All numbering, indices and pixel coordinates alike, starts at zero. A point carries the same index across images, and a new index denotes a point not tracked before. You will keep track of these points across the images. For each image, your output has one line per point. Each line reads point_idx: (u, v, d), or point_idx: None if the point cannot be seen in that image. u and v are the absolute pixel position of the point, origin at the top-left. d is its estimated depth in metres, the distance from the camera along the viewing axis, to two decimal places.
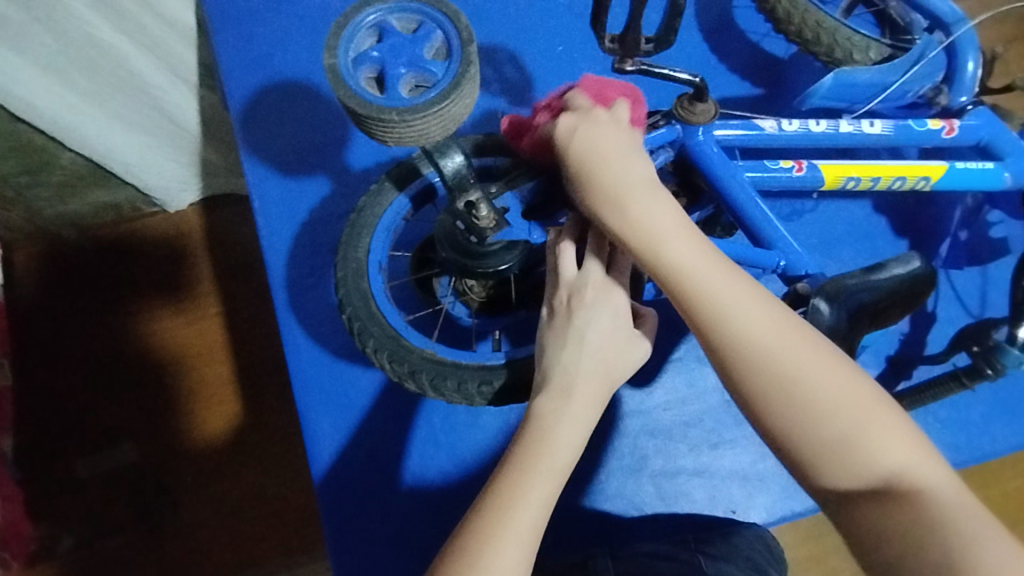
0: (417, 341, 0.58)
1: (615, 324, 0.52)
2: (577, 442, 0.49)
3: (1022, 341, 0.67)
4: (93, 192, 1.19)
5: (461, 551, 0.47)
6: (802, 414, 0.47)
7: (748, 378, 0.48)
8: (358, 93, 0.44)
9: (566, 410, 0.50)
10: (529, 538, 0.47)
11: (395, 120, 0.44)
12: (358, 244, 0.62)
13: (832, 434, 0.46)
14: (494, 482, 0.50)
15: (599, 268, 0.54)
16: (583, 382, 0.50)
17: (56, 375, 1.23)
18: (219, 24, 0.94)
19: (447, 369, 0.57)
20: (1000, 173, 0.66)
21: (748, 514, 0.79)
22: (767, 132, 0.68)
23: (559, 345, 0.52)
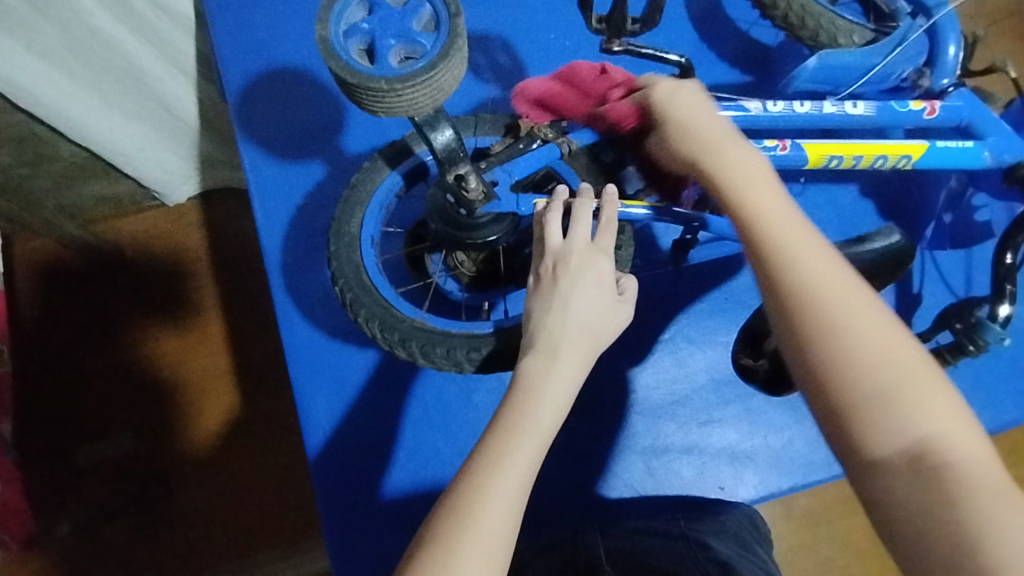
0: (407, 311, 0.61)
1: (599, 289, 0.56)
2: (563, 400, 0.52)
3: (1005, 317, 0.69)
4: (93, 183, 1.21)
5: (451, 509, 0.48)
6: (852, 356, 0.48)
7: (814, 311, 0.50)
8: (348, 64, 0.46)
9: (552, 369, 0.52)
10: (517, 494, 0.49)
11: (384, 89, 0.46)
12: (350, 220, 0.64)
13: (875, 384, 0.47)
14: (483, 441, 0.51)
15: (583, 236, 0.58)
16: (568, 343, 0.54)
17: (55, 364, 1.24)
18: (216, 13, 0.95)
19: (437, 338, 0.60)
20: (979, 152, 0.68)
21: (737, 491, 0.81)
22: (753, 113, 0.70)
23: (545, 310, 0.56)
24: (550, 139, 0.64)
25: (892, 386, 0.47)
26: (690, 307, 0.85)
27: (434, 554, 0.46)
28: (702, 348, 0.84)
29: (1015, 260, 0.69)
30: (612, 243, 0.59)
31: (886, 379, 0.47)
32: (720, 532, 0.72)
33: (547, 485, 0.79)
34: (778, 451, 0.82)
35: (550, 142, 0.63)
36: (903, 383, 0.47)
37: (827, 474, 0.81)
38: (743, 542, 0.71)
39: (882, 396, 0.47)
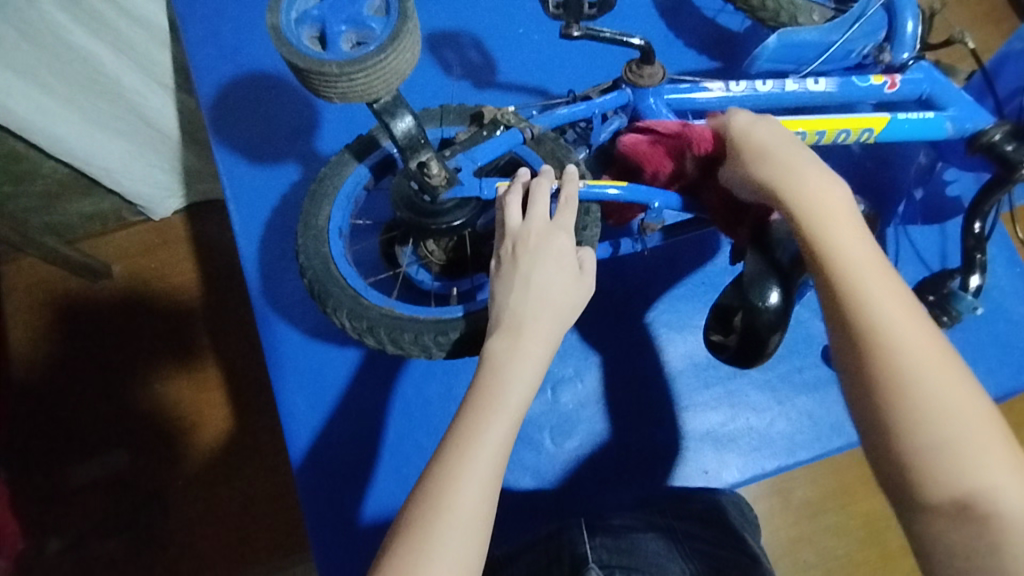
0: (375, 299, 0.62)
1: (560, 264, 0.57)
2: (530, 377, 0.52)
3: (975, 288, 0.69)
4: (76, 201, 1.22)
5: (425, 493, 0.48)
6: (904, 366, 0.47)
7: (872, 312, 0.49)
8: (299, 50, 0.47)
9: (517, 346, 0.53)
10: (492, 472, 0.49)
11: (335, 73, 0.46)
12: (318, 213, 0.64)
13: (938, 437, 0.45)
14: (454, 426, 0.51)
15: (541, 215, 0.59)
16: (532, 320, 0.55)
17: (44, 381, 1.24)
18: (189, 23, 0.96)
19: (405, 324, 0.61)
20: (941, 122, 0.68)
21: (720, 475, 0.80)
22: (715, 94, 0.70)
23: (508, 289, 0.57)
24: (513, 124, 0.64)
25: (942, 405, 0.46)
26: (668, 293, 0.86)
27: (409, 539, 0.46)
28: (681, 333, 0.85)
29: (983, 229, 0.69)
30: (572, 220, 0.60)
31: (937, 397, 0.46)
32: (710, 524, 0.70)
33: (531, 476, 0.79)
34: (760, 432, 0.82)
35: (513, 127, 0.64)
36: (951, 407, 0.46)
37: (810, 455, 0.81)
38: (731, 531, 0.70)
39: (928, 410, 0.46)
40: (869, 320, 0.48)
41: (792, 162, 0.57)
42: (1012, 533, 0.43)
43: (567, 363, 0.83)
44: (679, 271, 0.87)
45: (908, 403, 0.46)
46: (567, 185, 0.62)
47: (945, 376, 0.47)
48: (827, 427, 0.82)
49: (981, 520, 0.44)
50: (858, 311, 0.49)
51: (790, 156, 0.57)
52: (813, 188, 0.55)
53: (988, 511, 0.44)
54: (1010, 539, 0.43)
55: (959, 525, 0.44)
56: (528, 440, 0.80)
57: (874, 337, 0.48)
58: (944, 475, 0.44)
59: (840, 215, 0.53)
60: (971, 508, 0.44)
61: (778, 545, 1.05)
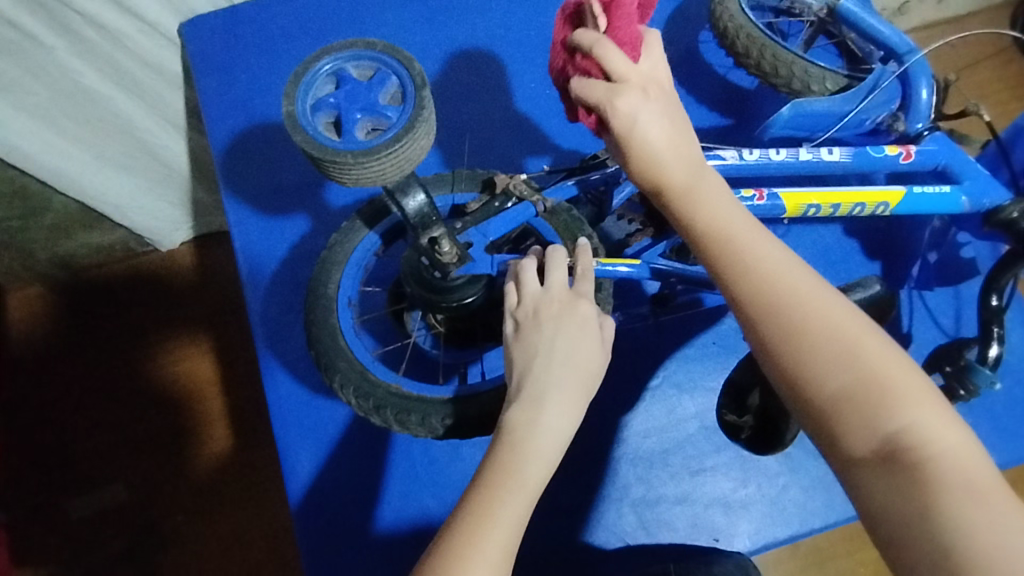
0: (383, 375, 0.61)
1: (583, 332, 0.56)
2: (549, 453, 0.51)
3: (994, 360, 0.68)
4: (85, 234, 1.21)
5: (431, 574, 0.46)
6: (795, 319, 0.49)
7: (750, 277, 0.51)
8: (314, 138, 0.47)
9: (539, 418, 0.52)
10: (505, 554, 0.47)
11: (349, 162, 0.46)
12: (327, 282, 0.64)
13: (836, 386, 0.47)
14: (466, 502, 0.49)
15: (561, 281, 0.59)
16: (555, 390, 0.53)
17: (46, 414, 1.23)
18: (202, 71, 0.97)
19: (413, 403, 0.60)
20: (957, 196, 0.68)
21: (731, 542, 0.78)
22: (728, 162, 0.69)
23: (529, 356, 0.55)
24: (525, 197, 0.64)
25: (833, 350, 0.47)
26: (679, 353, 0.85)
27: None
28: (692, 395, 0.83)
29: (1000, 303, 0.68)
30: (591, 288, 0.60)
31: (832, 350, 0.47)
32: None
33: (540, 540, 0.77)
34: (772, 499, 0.80)
35: (526, 200, 0.63)
36: (850, 353, 0.47)
37: (823, 523, 0.79)
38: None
39: (827, 366, 0.47)
40: (773, 296, 0.50)
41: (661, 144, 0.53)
42: (950, 483, 0.43)
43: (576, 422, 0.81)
44: (690, 330, 0.86)
45: (801, 348, 0.48)
46: (581, 256, 0.62)
47: (833, 319, 0.49)
48: (841, 495, 0.80)
49: (910, 468, 0.44)
50: (735, 276, 0.51)
51: (661, 139, 0.53)
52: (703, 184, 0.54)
53: (917, 452, 0.44)
54: (944, 475, 0.43)
55: (884, 474, 0.45)
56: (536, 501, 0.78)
57: (762, 299, 0.50)
58: (856, 419, 0.46)
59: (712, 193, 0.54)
60: (894, 452, 0.45)
61: None
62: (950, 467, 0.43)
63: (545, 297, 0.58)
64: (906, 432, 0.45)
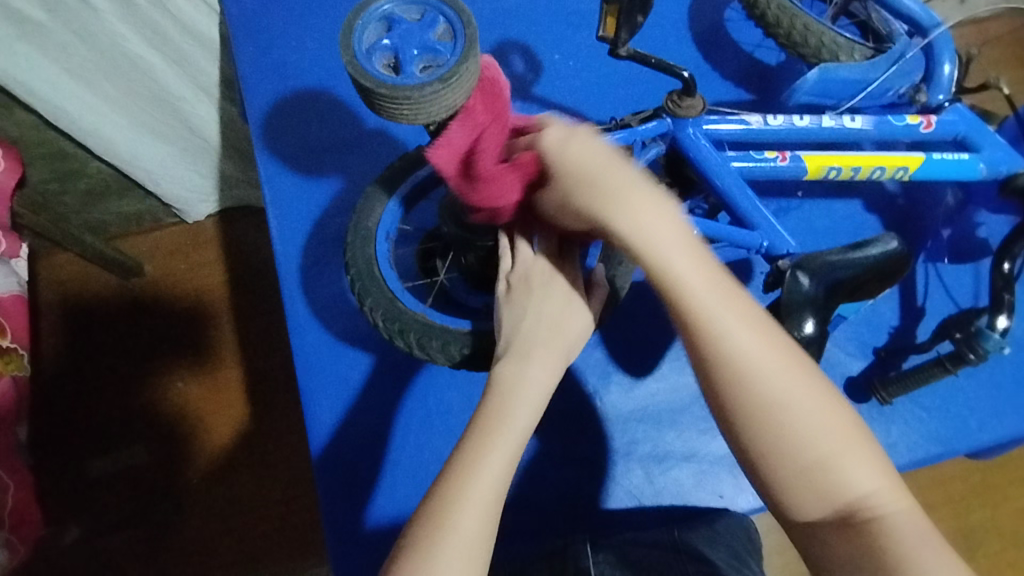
0: (410, 303, 0.63)
1: (568, 296, 0.59)
2: (536, 401, 0.54)
3: (1003, 327, 0.71)
4: (117, 201, 1.26)
5: (429, 513, 0.49)
6: (769, 394, 0.50)
7: (710, 341, 0.50)
8: (382, 80, 0.49)
9: (525, 371, 0.54)
10: (495, 496, 0.50)
11: (415, 98, 0.49)
12: (370, 214, 0.67)
13: (812, 456, 0.49)
14: (461, 448, 0.52)
15: (549, 247, 0.61)
16: (538, 349, 0.56)
17: (76, 373, 1.27)
18: (240, 41, 1.01)
19: (435, 332, 0.62)
20: (976, 164, 0.70)
21: (737, 500, 0.81)
22: (754, 126, 0.72)
23: (517, 317, 0.58)
24: None
25: (805, 430, 0.50)
26: None
27: (414, 558, 0.47)
28: None
29: (1012, 269, 0.71)
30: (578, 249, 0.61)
31: (815, 443, 0.49)
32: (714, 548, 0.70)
33: (553, 491, 0.80)
34: None
35: None
36: (820, 433, 0.50)
37: None
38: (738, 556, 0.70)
39: (799, 450, 0.49)
40: (766, 400, 0.50)
41: (618, 187, 0.50)
42: (899, 540, 0.49)
43: (589, 375, 0.84)
44: None
45: (767, 422, 0.50)
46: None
47: (807, 394, 0.50)
48: None
49: (864, 528, 0.49)
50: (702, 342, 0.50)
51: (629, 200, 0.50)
52: (648, 223, 0.50)
53: (872, 518, 0.49)
54: (900, 539, 0.49)
55: (842, 535, 0.50)
56: (551, 456, 0.81)
57: (741, 379, 0.50)
58: (818, 497, 0.50)
59: (670, 243, 0.50)
60: (854, 518, 0.49)
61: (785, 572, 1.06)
62: (902, 526, 0.49)
63: (533, 261, 0.60)
64: (863, 502, 0.49)
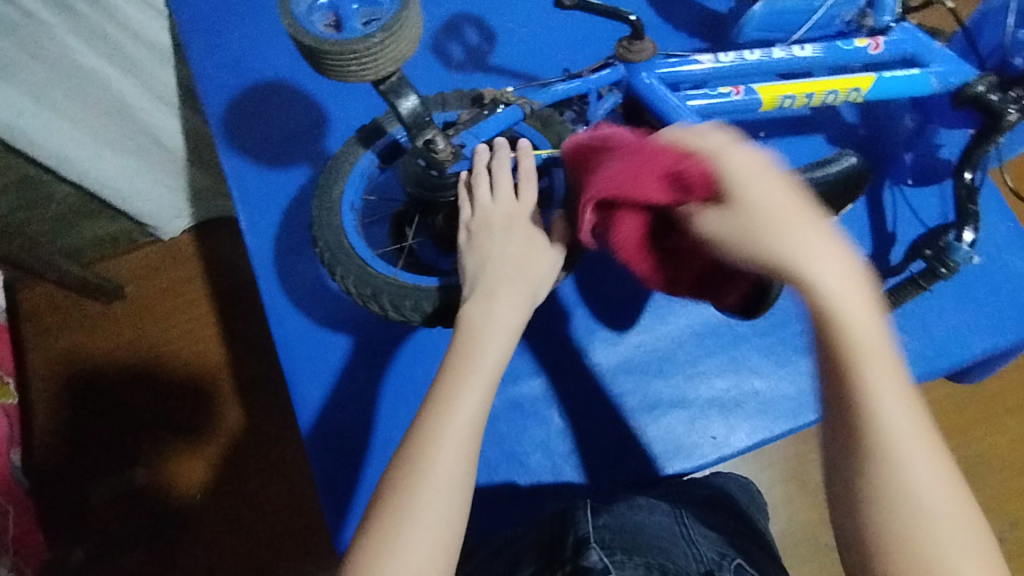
0: (381, 268, 0.63)
1: (529, 239, 0.60)
2: (505, 335, 0.54)
3: (970, 240, 0.72)
4: (90, 223, 1.24)
5: (406, 454, 0.49)
6: (897, 440, 0.43)
7: (863, 367, 0.44)
8: (327, 37, 0.49)
9: (493, 307, 0.55)
10: (473, 427, 0.50)
11: (365, 47, 0.49)
12: (332, 187, 0.67)
13: (917, 522, 0.42)
14: (436, 387, 0.52)
15: (507, 195, 0.62)
16: (504, 286, 0.57)
17: (69, 403, 1.26)
18: (194, 42, 1.00)
19: (407, 291, 0.62)
20: (927, 78, 0.70)
21: (729, 440, 0.81)
22: (705, 65, 0.73)
23: (480, 260, 0.59)
24: (513, 101, 0.67)
25: (920, 496, 0.42)
26: None
27: (394, 494, 0.48)
28: (683, 305, 0.86)
29: (973, 177, 0.72)
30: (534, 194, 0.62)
31: (934, 530, 0.42)
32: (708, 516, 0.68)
33: (551, 453, 0.80)
34: (767, 395, 0.83)
35: (514, 103, 0.66)
36: (935, 505, 0.42)
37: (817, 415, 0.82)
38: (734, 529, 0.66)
39: (904, 511, 0.42)
40: (902, 464, 0.43)
41: (774, 215, 0.46)
42: None
43: (574, 336, 0.84)
44: None
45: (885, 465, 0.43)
46: (525, 159, 0.63)
47: (933, 465, 0.43)
48: None
49: None
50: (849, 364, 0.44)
51: (776, 201, 0.47)
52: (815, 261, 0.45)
53: None
54: None
55: None
56: (544, 418, 0.81)
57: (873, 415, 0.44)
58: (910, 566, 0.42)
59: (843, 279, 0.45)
60: None
61: (794, 518, 1.06)
62: None
63: (492, 208, 0.61)
64: None
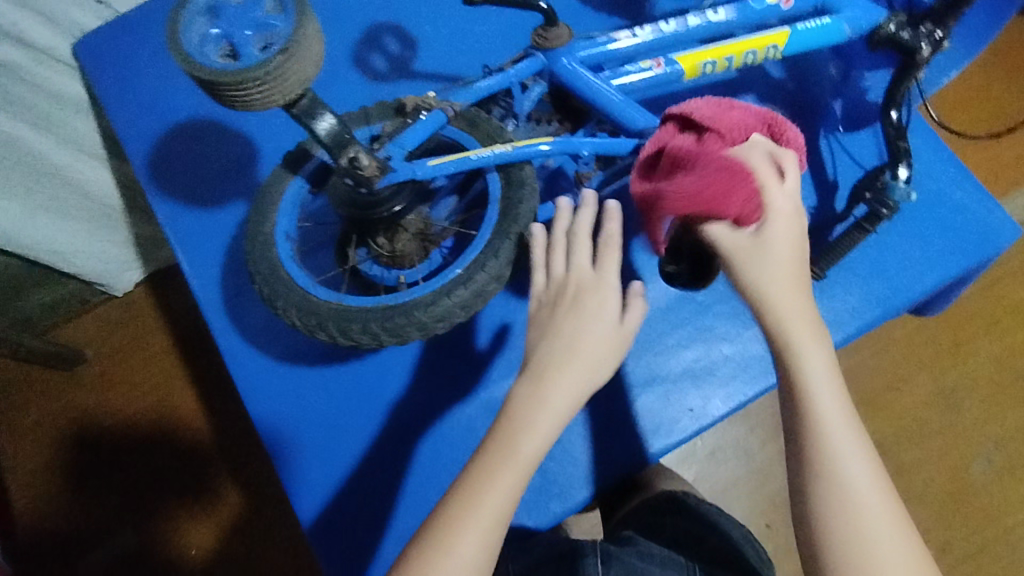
0: (323, 295, 0.61)
1: (606, 316, 0.56)
2: (558, 416, 0.52)
3: (905, 177, 0.74)
4: (35, 292, 1.14)
5: (432, 530, 0.49)
6: (834, 436, 0.49)
7: (802, 371, 0.51)
8: (225, 68, 0.48)
9: (543, 386, 0.53)
10: (501, 516, 0.49)
11: (266, 73, 0.48)
12: (264, 220, 0.65)
13: (856, 508, 0.47)
14: (471, 467, 0.51)
15: (583, 263, 0.59)
16: (573, 361, 0.54)
17: (46, 483, 1.18)
18: (105, 89, 0.96)
19: (352, 314, 0.60)
20: (838, 25, 0.70)
21: (707, 409, 0.81)
22: (623, 43, 0.72)
23: (545, 338, 0.55)
24: (434, 107, 0.65)
25: (857, 485, 0.48)
26: (629, 246, 0.87)
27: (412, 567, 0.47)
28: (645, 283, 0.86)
29: (899, 117, 0.73)
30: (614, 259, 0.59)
31: (873, 518, 0.47)
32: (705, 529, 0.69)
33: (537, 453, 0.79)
34: (738, 359, 0.83)
35: (435, 108, 0.65)
36: (873, 495, 0.47)
37: None
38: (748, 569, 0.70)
39: (845, 504, 0.47)
40: (840, 460, 0.48)
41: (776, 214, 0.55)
42: None
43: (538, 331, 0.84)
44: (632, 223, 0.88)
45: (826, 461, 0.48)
46: (589, 210, 0.63)
47: (865, 458, 0.49)
48: None
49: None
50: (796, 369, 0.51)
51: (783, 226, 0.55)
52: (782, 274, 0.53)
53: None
54: None
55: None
56: None
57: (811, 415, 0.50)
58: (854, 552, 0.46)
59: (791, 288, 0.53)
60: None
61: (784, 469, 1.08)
62: None
63: (569, 280, 0.58)
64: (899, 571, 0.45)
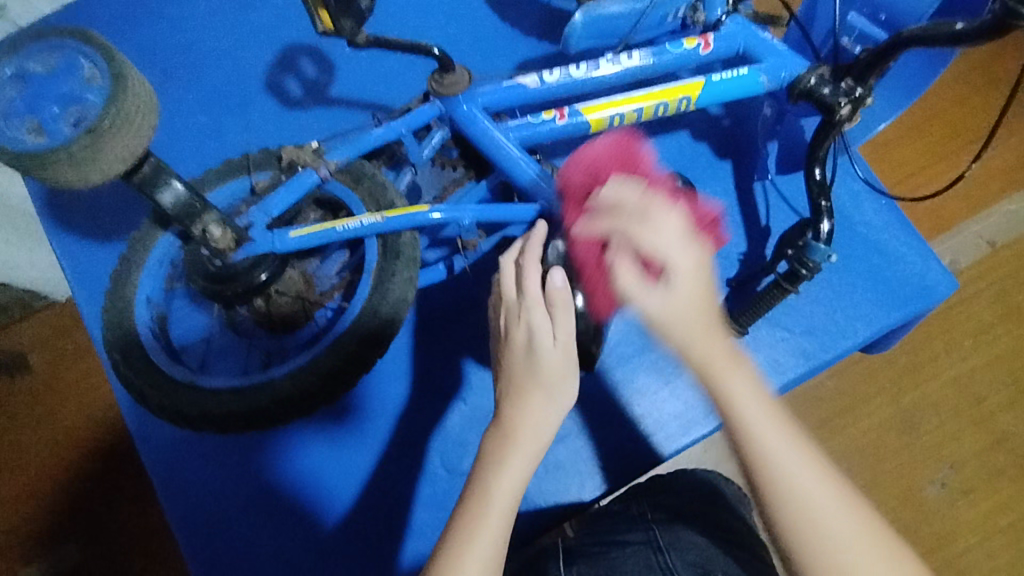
0: (174, 372, 0.58)
1: (555, 335, 0.54)
2: (530, 452, 0.52)
3: (827, 234, 0.67)
4: None
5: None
6: (768, 428, 0.50)
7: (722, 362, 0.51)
8: (27, 148, 0.43)
9: (515, 413, 0.53)
10: (495, 562, 0.49)
11: (74, 156, 0.43)
12: (127, 280, 0.61)
13: (798, 492, 0.48)
14: (457, 512, 0.51)
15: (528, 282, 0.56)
16: (529, 389, 0.53)
17: None
18: None
19: (196, 395, 0.58)
20: (755, 77, 0.67)
21: (668, 442, 0.73)
22: (529, 87, 0.67)
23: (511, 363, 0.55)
24: (308, 163, 0.60)
25: (792, 465, 0.48)
26: None
27: None
28: None
29: (822, 175, 0.68)
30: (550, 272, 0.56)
31: (816, 502, 0.48)
32: (670, 501, 0.66)
33: (442, 514, 0.70)
34: None
35: (308, 166, 0.60)
36: (809, 480, 0.48)
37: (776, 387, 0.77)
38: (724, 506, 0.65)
39: (787, 485, 0.48)
40: (775, 445, 0.49)
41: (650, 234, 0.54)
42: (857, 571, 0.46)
43: (449, 378, 0.75)
44: None
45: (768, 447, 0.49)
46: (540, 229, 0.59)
47: (797, 444, 0.50)
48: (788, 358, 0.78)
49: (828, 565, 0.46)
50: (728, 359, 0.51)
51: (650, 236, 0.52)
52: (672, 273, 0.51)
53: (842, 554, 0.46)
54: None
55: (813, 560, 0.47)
56: (425, 473, 0.71)
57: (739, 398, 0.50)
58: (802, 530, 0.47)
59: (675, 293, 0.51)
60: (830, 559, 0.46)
61: None
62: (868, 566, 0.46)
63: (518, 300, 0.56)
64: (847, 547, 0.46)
